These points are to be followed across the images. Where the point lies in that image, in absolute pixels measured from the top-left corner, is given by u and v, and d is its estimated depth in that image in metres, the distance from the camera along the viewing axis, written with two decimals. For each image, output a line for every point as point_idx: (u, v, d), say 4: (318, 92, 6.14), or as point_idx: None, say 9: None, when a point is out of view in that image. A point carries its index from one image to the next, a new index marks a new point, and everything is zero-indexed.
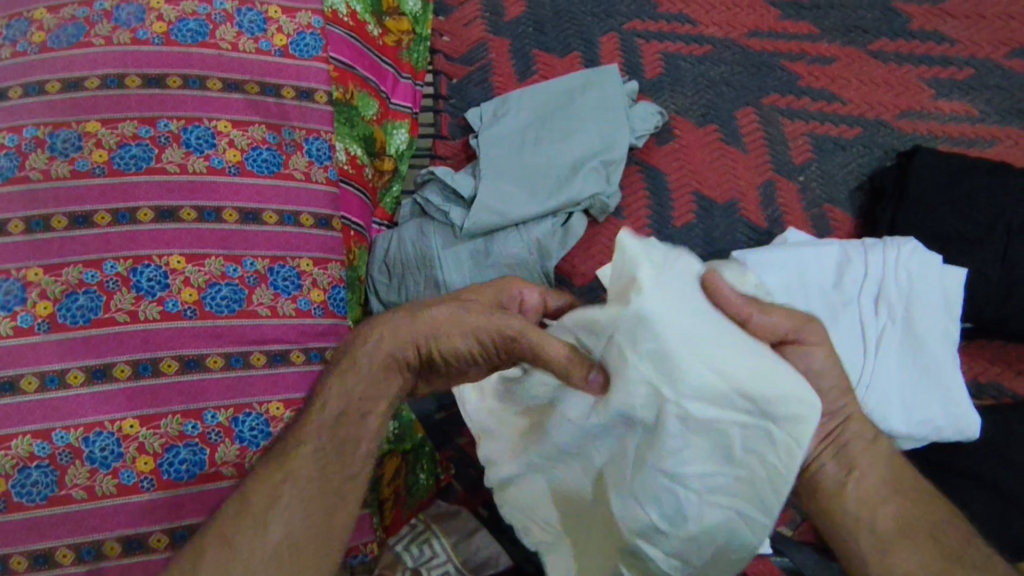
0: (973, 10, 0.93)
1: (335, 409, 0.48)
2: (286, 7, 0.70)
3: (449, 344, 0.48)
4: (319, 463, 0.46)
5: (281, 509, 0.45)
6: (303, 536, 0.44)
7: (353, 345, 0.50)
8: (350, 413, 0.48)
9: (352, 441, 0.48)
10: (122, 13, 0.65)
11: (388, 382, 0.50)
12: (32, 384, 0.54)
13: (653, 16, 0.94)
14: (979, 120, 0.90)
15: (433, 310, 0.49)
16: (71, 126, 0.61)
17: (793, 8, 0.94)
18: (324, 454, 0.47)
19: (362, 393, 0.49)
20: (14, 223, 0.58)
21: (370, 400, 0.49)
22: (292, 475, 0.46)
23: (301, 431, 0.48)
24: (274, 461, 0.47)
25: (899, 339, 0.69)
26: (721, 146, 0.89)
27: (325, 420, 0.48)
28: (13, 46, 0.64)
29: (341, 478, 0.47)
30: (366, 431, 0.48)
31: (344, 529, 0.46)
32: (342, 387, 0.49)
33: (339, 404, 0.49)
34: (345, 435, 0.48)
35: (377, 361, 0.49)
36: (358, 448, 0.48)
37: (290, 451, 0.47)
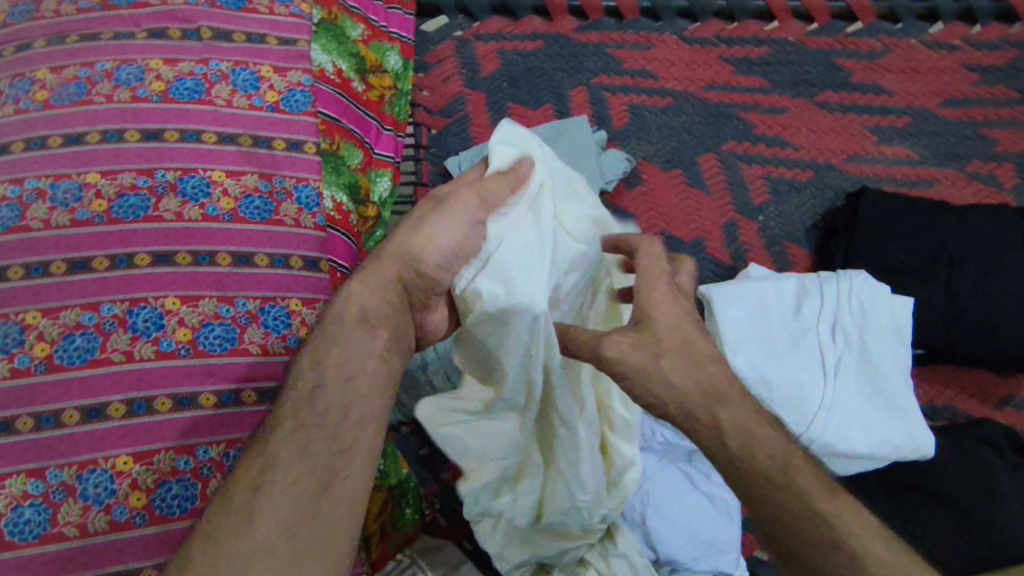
0: (907, 65, 1.02)
1: (310, 385, 0.54)
2: (277, 66, 0.75)
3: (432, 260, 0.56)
4: (299, 445, 0.51)
5: (268, 501, 0.48)
6: (293, 522, 0.48)
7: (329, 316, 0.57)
8: (332, 381, 0.54)
9: (331, 421, 0.53)
10: (122, 73, 0.69)
11: (371, 338, 0.55)
12: (27, 424, 0.56)
13: (618, 71, 1.01)
14: (919, 163, 0.98)
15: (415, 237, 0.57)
16: (72, 178, 0.64)
17: (745, 64, 1.02)
18: (304, 433, 0.52)
19: (344, 351, 0.55)
20: (14, 269, 0.60)
21: (352, 362, 0.55)
22: (272, 466, 0.50)
23: (277, 419, 0.53)
24: (255, 452, 0.51)
25: (856, 364, 0.74)
26: (686, 190, 0.96)
27: (307, 391, 0.54)
28: (15, 104, 0.68)
29: (329, 452, 0.51)
30: (349, 395, 0.54)
31: (335, 520, 0.49)
32: (329, 346, 0.55)
33: (320, 369, 0.54)
34: (324, 408, 0.53)
35: (357, 319, 0.56)
36: (342, 421, 0.53)
37: (267, 442, 0.52)
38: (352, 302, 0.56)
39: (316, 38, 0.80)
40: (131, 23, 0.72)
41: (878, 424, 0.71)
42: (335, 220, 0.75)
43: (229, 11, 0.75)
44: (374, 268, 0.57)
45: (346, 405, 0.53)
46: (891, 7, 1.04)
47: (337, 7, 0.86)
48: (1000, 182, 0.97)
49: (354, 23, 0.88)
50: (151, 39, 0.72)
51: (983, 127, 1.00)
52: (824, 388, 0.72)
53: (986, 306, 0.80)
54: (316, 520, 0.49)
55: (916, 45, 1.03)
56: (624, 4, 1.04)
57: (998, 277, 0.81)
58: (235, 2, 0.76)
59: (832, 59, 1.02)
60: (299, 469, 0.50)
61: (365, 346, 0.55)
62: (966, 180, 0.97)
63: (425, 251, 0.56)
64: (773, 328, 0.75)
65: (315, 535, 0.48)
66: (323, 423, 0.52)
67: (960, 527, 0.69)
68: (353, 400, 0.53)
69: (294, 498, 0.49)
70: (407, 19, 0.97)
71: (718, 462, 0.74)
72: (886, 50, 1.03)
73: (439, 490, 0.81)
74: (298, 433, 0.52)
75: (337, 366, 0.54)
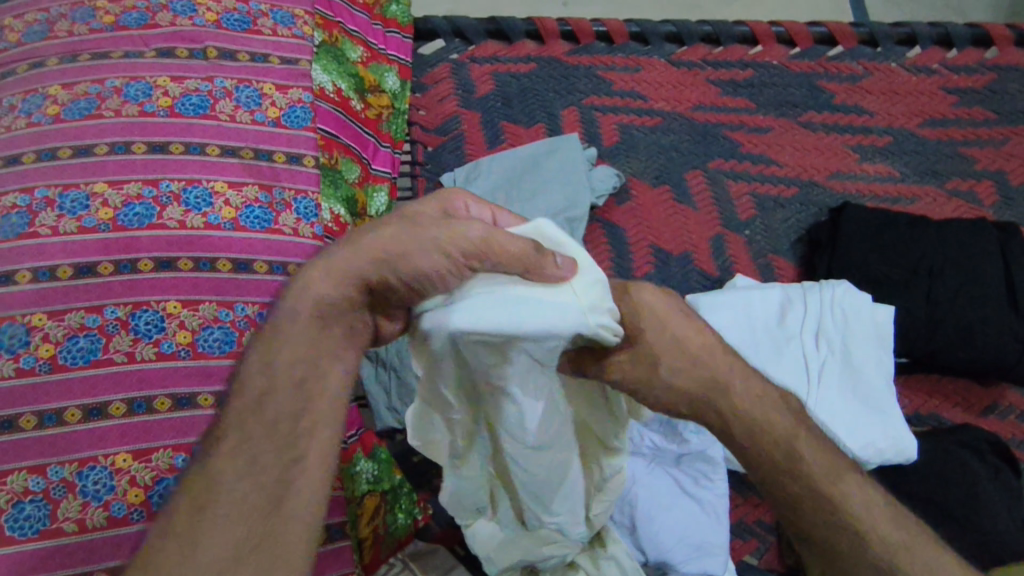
0: (887, 87, 1.06)
1: (258, 392, 0.49)
2: (279, 84, 0.78)
3: (408, 264, 0.48)
4: (237, 469, 0.47)
5: (206, 531, 0.45)
6: (237, 554, 0.44)
7: (275, 311, 0.51)
8: (282, 388, 0.49)
9: (286, 430, 0.48)
10: (131, 89, 0.72)
11: (326, 340, 0.50)
12: (30, 422, 0.58)
13: (608, 93, 1.05)
14: (900, 181, 1.01)
15: (390, 232, 0.49)
16: (80, 187, 0.67)
17: (731, 86, 1.06)
18: (252, 445, 0.48)
19: (296, 352, 0.50)
20: (22, 273, 0.62)
21: (305, 364, 0.50)
22: (210, 488, 0.46)
23: (216, 432, 0.49)
24: (190, 473, 0.47)
25: (838, 369, 0.77)
26: (674, 205, 0.99)
27: (258, 396, 0.49)
28: (28, 118, 0.71)
29: (280, 472, 0.47)
30: (300, 401, 0.49)
31: (296, 539, 0.46)
32: (282, 342, 0.50)
33: (268, 372, 0.50)
34: (270, 417, 0.49)
35: (310, 316, 0.50)
36: (291, 432, 0.48)
37: (203, 461, 0.48)
38: (307, 293, 0.49)
39: (317, 59, 0.84)
40: (141, 42, 0.76)
41: (861, 427, 0.74)
42: (331, 229, 0.76)
43: (234, 32, 0.79)
44: (342, 250, 0.50)
45: (302, 413, 0.49)
46: (871, 32, 1.08)
47: (338, 29, 0.90)
48: (979, 198, 1.00)
49: (353, 45, 0.92)
50: (159, 58, 0.75)
51: (962, 147, 1.03)
52: (805, 393, 0.75)
53: (966, 315, 0.83)
54: (262, 552, 0.45)
55: (896, 68, 1.07)
56: (614, 28, 1.07)
57: (976, 287, 0.84)
58: (240, 24, 0.80)
59: (815, 81, 1.06)
60: (244, 484, 0.47)
61: (326, 343, 0.50)
62: (946, 197, 1.00)
63: (405, 256, 0.48)
64: (757, 335, 0.78)
65: (272, 566, 0.44)
66: (276, 433, 0.48)
67: (944, 528, 0.71)
68: (305, 407, 0.49)
69: (236, 517, 0.46)
70: (404, 42, 1.01)
71: (707, 466, 0.75)
72: (866, 72, 1.07)
73: (432, 496, 0.83)
74: (244, 448, 0.48)
75: (289, 369, 0.50)
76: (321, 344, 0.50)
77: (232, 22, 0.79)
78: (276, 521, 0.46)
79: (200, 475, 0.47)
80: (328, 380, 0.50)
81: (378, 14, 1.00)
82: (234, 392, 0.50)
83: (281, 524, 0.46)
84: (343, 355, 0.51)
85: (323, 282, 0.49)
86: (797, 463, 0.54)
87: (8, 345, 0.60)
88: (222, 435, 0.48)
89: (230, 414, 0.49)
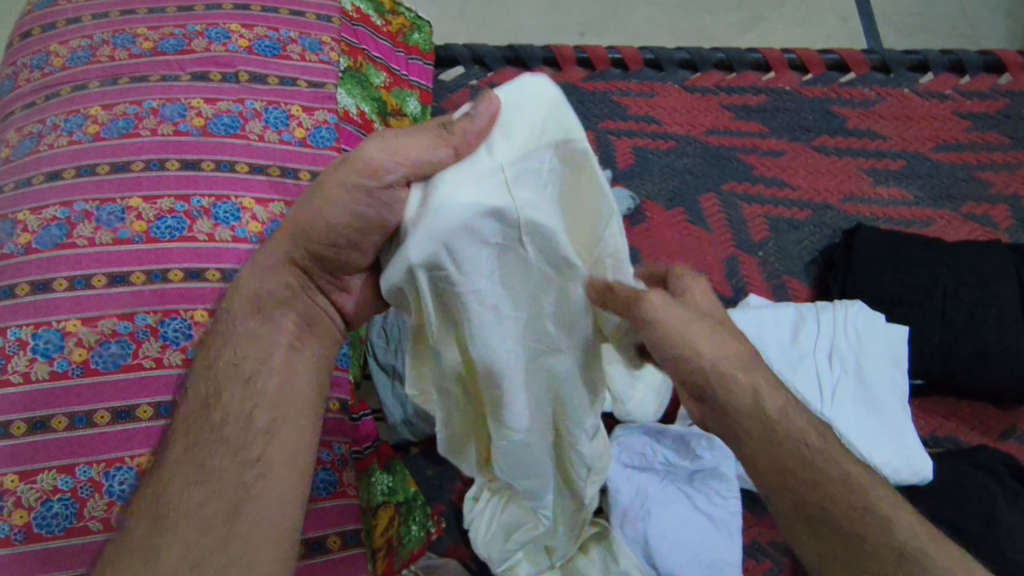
0: (900, 112, 1.07)
1: (206, 395, 0.55)
2: (306, 107, 0.82)
3: (317, 236, 0.53)
4: (195, 467, 0.52)
5: (171, 526, 0.49)
6: (202, 544, 0.49)
7: (217, 320, 0.57)
8: (229, 386, 0.55)
9: (239, 427, 0.53)
10: (167, 110, 0.76)
11: (265, 334, 0.56)
12: (61, 423, 0.61)
13: (623, 117, 1.08)
14: (914, 204, 1.02)
15: (296, 216, 0.54)
16: (117, 202, 0.70)
17: (744, 111, 1.08)
18: (207, 443, 0.53)
19: (245, 349, 0.56)
20: (59, 281, 0.66)
21: (250, 363, 0.55)
22: (168, 489, 0.51)
23: (173, 435, 0.54)
24: (150, 474, 0.52)
25: (852, 389, 0.77)
26: (688, 226, 1.00)
27: (208, 396, 0.55)
28: (70, 136, 0.75)
29: (238, 467, 0.52)
30: (249, 398, 0.54)
31: (258, 525, 0.51)
32: (228, 341, 0.56)
33: (217, 374, 0.55)
34: (221, 416, 0.54)
35: (248, 317, 0.56)
36: (245, 427, 0.54)
37: (163, 465, 0.52)
38: (245, 289, 0.57)
39: (342, 83, 0.87)
40: (177, 67, 0.80)
41: (874, 448, 0.74)
42: None
43: (265, 58, 0.83)
44: (265, 247, 0.56)
45: (253, 407, 0.54)
46: (884, 59, 1.09)
47: (363, 56, 0.93)
48: (995, 222, 1.00)
49: (377, 70, 0.95)
50: (194, 81, 0.79)
51: (976, 171, 1.04)
52: (819, 413, 0.75)
53: (981, 336, 0.82)
54: (230, 538, 0.49)
55: (909, 94, 1.08)
56: (629, 55, 1.10)
57: (991, 308, 0.83)
58: (271, 50, 0.84)
59: (828, 106, 1.08)
60: (208, 480, 0.51)
61: (269, 345, 0.56)
62: (961, 220, 1.00)
63: (314, 224, 0.52)
64: (770, 354, 0.78)
65: (234, 552, 0.49)
66: (228, 428, 0.53)
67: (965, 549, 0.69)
68: (256, 403, 0.54)
69: (205, 509, 0.50)
70: (426, 69, 1.04)
71: (720, 483, 0.75)
72: (879, 98, 1.08)
73: (446, 509, 0.84)
74: (197, 448, 0.53)
75: (239, 369, 0.55)
76: (267, 342, 0.56)
77: (263, 48, 0.83)
78: (240, 509, 0.51)
79: (163, 479, 0.52)
80: (275, 375, 0.55)
81: (401, 42, 1.03)
82: (188, 395, 0.55)
83: (248, 511, 0.51)
84: (290, 351, 0.56)
85: (263, 270, 0.56)
86: (820, 476, 0.52)
87: (43, 349, 0.63)
88: (181, 436, 0.54)
89: (186, 413, 0.54)
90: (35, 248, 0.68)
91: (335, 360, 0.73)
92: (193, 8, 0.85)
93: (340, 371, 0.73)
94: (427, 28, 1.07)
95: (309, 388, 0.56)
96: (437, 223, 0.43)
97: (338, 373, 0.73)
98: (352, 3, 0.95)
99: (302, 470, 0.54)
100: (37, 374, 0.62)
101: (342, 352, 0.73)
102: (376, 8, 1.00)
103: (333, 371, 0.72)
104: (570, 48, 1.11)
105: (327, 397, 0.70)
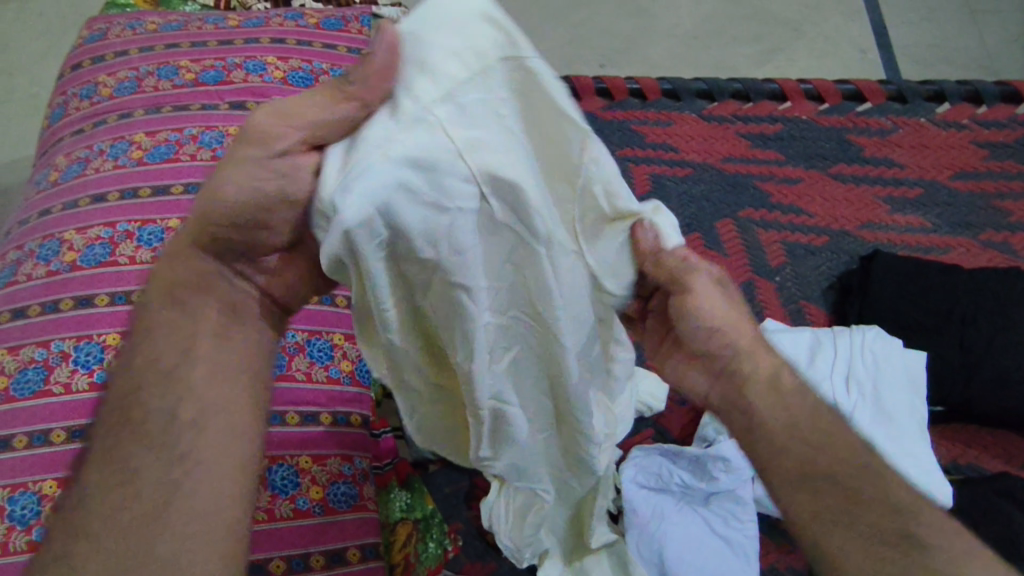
0: (917, 141, 1.08)
1: (126, 393, 0.52)
2: None
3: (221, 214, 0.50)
4: (113, 469, 0.49)
5: (96, 532, 0.47)
6: (127, 549, 0.46)
7: (138, 316, 0.55)
8: (149, 381, 0.52)
9: (159, 423, 0.51)
10: (206, 137, 0.81)
11: (187, 325, 0.53)
12: None
13: (641, 145, 1.10)
14: (932, 231, 1.02)
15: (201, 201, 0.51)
16: (157, 223, 0.74)
17: (760, 139, 1.10)
18: (125, 443, 0.50)
19: (170, 346, 0.53)
20: (101, 297, 0.70)
21: (172, 355, 0.53)
22: (88, 495, 0.48)
23: (95, 438, 0.51)
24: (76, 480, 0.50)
25: (870, 414, 0.78)
26: (705, 252, 1.02)
27: (128, 398, 0.52)
28: (115, 161, 0.79)
29: (162, 464, 0.49)
30: (178, 396, 0.52)
31: (185, 519, 0.47)
32: (147, 343, 0.53)
33: (135, 375, 0.52)
34: (147, 413, 0.51)
35: (164, 310, 0.54)
36: (167, 422, 0.51)
37: (86, 470, 0.50)
38: (167, 278, 0.54)
39: None
40: (216, 96, 0.84)
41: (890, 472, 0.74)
42: None
43: (298, 88, 0.87)
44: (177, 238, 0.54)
45: (175, 404, 0.51)
46: (900, 89, 1.11)
47: None
48: (1015, 249, 1.00)
49: None
50: (231, 110, 0.83)
51: (994, 199, 1.04)
52: None
53: (1002, 363, 0.82)
54: (159, 535, 0.47)
55: (925, 123, 1.10)
56: (647, 85, 1.13)
57: (1013, 335, 0.83)
58: (304, 81, 0.88)
59: (844, 135, 1.09)
60: (135, 483, 0.49)
61: (197, 339, 0.53)
62: (980, 248, 1.01)
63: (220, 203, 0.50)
64: None
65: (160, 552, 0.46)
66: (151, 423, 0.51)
67: None
68: (178, 396, 0.52)
69: (131, 515, 0.47)
70: None
71: (735, 505, 0.75)
72: (895, 127, 1.10)
73: (462, 527, 0.85)
74: (116, 449, 0.50)
75: (160, 368, 0.52)
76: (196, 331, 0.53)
77: (297, 79, 0.88)
78: (165, 507, 0.48)
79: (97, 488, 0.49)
80: (206, 364, 0.53)
81: None
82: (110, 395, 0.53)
83: (179, 503, 0.48)
84: (219, 338, 0.54)
85: (171, 264, 0.54)
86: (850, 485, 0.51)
87: (84, 360, 0.67)
88: (105, 440, 0.51)
89: (107, 416, 0.52)
90: (79, 265, 0.72)
91: (359, 376, 0.75)
92: (232, 42, 0.90)
93: (363, 387, 0.75)
94: None
95: (237, 385, 0.53)
96: (365, 183, 0.39)
97: (361, 389, 0.75)
98: None
99: (243, 464, 0.52)
100: (77, 384, 0.66)
101: (365, 368, 0.75)
102: None
103: (357, 387, 0.74)
104: (590, 78, 1.15)
105: (351, 412, 0.73)
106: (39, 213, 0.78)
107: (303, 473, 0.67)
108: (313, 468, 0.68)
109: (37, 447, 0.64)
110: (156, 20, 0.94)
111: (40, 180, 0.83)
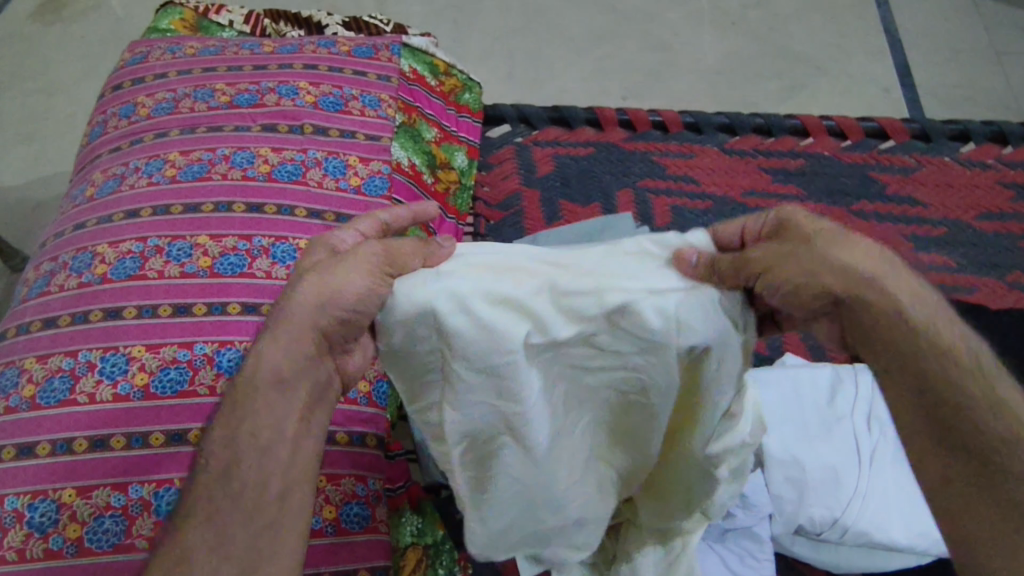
0: (941, 180, 1.08)
1: (225, 460, 0.53)
2: (363, 157, 0.88)
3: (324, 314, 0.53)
4: (211, 530, 0.51)
5: None
6: None
7: (243, 377, 0.55)
8: (248, 454, 0.53)
9: (256, 494, 0.53)
10: (237, 158, 0.83)
11: (292, 398, 0.55)
12: (120, 442, 0.66)
13: (663, 176, 1.11)
14: (957, 270, 1.01)
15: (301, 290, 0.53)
16: (187, 239, 0.76)
17: (782, 174, 1.10)
18: (219, 509, 0.52)
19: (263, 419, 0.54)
20: (128, 309, 0.71)
21: (268, 432, 0.54)
22: (183, 557, 0.50)
23: (190, 492, 0.53)
24: (171, 535, 0.52)
25: (893, 453, 0.76)
26: None
27: (226, 462, 0.53)
28: (149, 178, 0.81)
29: (251, 541, 0.51)
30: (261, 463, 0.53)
31: None
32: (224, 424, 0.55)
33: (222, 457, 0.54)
34: (241, 480, 0.53)
35: (270, 373, 0.54)
36: (259, 496, 0.53)
37: (179, 530, 0.52)
38: (262, 368, 0.54)
39: (397, 137, 0.93)
40: (250, 119, 0.87)
41: (915, 515, 0.73)
42: None
43: (328, 112, 0.90)
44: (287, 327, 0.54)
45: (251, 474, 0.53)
46: (924, 128, 1.11)
47: (416, 113, 0.99)
48: None
49: (428, 126, 1.01)
50: (263, 132, 0.86)
51: (1020, 240, 1.03)
52: (859, 474, 0.74)
53: None
54: None
55: (950, 162, 1.09)
56: (669, 117, 1.14)
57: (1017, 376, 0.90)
58: (334, 105, 0.90)
59: (867, 172, 1.09)
60: (222, 543, 0.51)
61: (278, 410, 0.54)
62: (1006, 289, 0.99)
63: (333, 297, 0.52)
64: (806, 413, 0.78)
65: None
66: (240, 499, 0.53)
67: None
68: (274, 469, 0.53)
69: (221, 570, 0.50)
70: (475, 126, 1.10)
71: (753, 543, 0.74)
72: (919, 165, 1.09)
73: (474, 554, 0.80)
74: (210, 516, 0.52)
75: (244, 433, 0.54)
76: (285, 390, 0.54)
77: (327, 103, 0.90)
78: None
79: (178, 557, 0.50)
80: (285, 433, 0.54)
81: (453, 101, 1.09)
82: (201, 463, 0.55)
83: None
84: (302, 422, 0.55)
85: (291, 313, 0.54)
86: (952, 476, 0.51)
87: (110, 371, 0.68)
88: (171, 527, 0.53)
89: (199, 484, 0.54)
90: (110, 278, 0.74)
91: (376, 397, 0.75)
92: (267, 67, 0.93)
93: (380, 408, 0.75)
94: (477, 89, 1.13)
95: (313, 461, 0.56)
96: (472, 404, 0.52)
97: (378, 411, 0.75)
98: (410, 65, 1.03)
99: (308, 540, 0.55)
100: (102, 395, 0.67)
101: (382, 390, 0.76)
102: (431, 70, 1.07)
103: (373, 408, 0.74)
104: (613, 110, 1.16)
105: (366, 432, 0.73)
106: (74, 226, 0.81)
107: (317, 491, 0.68)
108: (327, 486, 0.69)
109: (59, 456, 0.65)
110: (195, 45, 0.98)
111: (77, 195, 0.85)
